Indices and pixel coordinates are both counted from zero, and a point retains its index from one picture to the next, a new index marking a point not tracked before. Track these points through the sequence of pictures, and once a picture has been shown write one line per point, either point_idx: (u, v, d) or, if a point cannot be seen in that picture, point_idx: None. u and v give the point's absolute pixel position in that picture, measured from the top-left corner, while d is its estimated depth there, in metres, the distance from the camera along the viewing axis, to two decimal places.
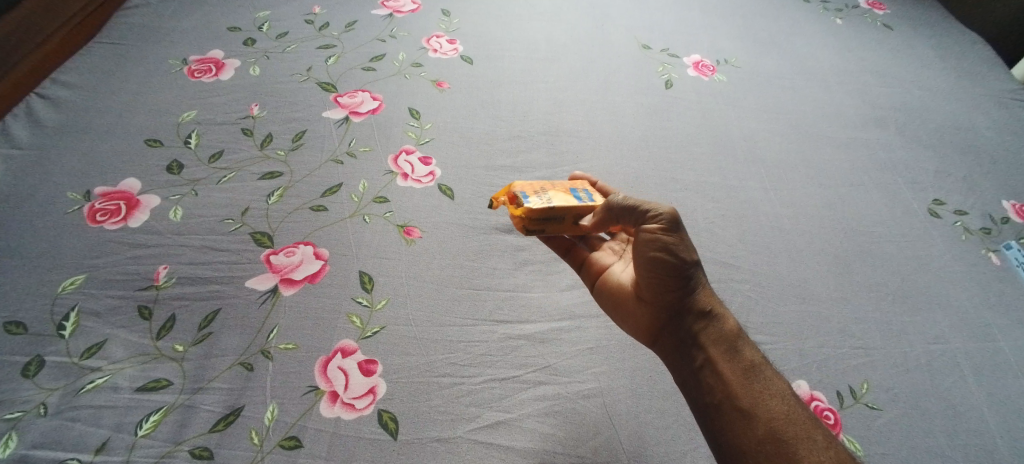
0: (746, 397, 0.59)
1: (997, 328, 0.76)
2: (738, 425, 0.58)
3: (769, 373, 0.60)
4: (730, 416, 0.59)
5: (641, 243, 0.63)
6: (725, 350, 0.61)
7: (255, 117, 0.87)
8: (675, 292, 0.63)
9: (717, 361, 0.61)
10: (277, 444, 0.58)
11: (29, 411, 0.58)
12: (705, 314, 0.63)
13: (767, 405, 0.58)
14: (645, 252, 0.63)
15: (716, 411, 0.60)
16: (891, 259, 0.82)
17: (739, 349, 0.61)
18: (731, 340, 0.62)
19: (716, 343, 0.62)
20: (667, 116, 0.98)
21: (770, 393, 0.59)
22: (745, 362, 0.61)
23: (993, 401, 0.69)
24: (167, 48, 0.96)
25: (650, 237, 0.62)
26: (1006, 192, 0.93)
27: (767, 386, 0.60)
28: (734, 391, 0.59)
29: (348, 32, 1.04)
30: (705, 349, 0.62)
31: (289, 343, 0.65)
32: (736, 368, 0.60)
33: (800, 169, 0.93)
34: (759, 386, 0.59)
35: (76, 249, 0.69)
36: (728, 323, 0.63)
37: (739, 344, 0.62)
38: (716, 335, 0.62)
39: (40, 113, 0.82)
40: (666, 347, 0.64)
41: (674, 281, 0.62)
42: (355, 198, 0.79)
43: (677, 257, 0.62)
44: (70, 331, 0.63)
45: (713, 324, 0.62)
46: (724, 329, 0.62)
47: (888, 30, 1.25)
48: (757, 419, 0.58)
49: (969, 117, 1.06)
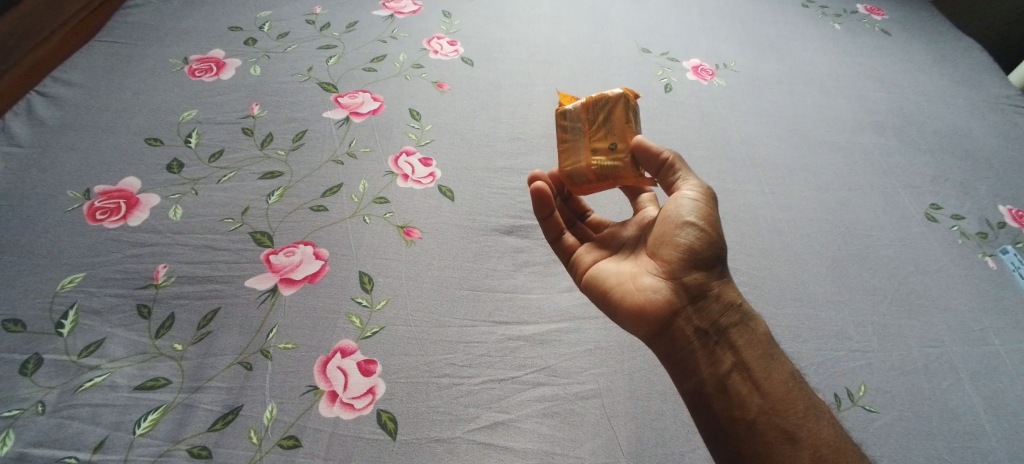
0: (788, 416, 0.59)
1: (994, 332, 0.76)
2: (779, 446, 0.58)
3: (806, 390, 0.61)
4: (769, 433, 0.58)
5: (682, 208, 0.65)
6: (761, 355, 0.62)
7: (256, 116, 0.88)
8: (704, 281, 0.64)
9: (751, 365, 0.61)
10: (277, 444, 0.58)
11: (28, 409, 0.57)
12: (737, 311, 0.63)
13: (813, 427, 0.59)
14: (684, 217, 0.65)
15: (752, 427, 0.59)
16: (889, 263, 0.82)
17: (778, 359, 0.62)
18: (766, 346, 0.63)
19: (751, 346, 0.62)
20: (667, 119, 0.98)
21: (811, 412, 0.60)
22: (785, 375, 0.62)
23: (990, 404, 0.69)
24: (168, 47, 0.96)
25: (694, 205, 0.66)
26: (1003, 197, 0.93)
27: (808, 402, 0.60)
28: (773, 404, 0.59)
29: (349, 32, 1.04)
30: (739, 352, 0.62)
31: (289, 342, 0.65)
32: (772, 377, 0.61)
33: (799, 173, 0.93)
34: (799, 401, 0.60)
35: (76, 247, 0.69)
36: (762, 328, 0.64)
37: (775, 353, 0.63)
38: (749, 338, 0.63)
39: (41, 111, 0.82)
40: (688, 339, 0.62)
41: (709, 258, 0.64)
42: (355, 198, 0.79)
43: (715, 233, 0.65)
44: (69, 329, 0.63)
45: (746, 324, 0.63)
46: (759, 333, 0.63)
47: (886, 35, 1.26)
48: (800, 439, 0.58)
49: (966, 122, 1.07)
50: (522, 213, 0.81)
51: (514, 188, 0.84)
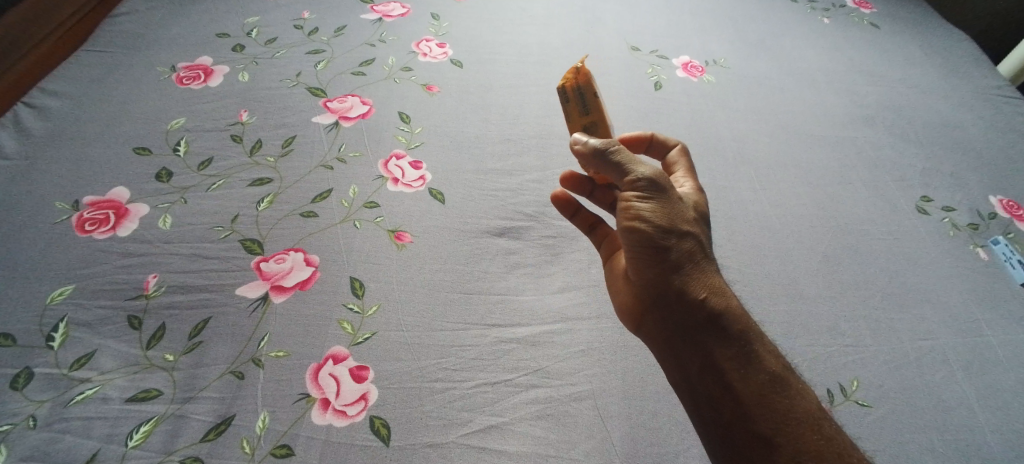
0: (762, 420, 0.56)
1: (986, 323, 0.76)
2: (756, 453, 0.55)
3: (787, 390, 0.57)
4: (743, 436, 0.56)
5: (619, 211, 0.62)
6: (733, 353, 0.58)
7: (244, 123, 0.87)
8: (661, 283, 0.60)
9: (722, 364, 0.58)
10: (270, 453, 0.58)
11: (18, 424, 0.57)
12: (703, 309, 0.59)
13: (790, 433, 0.55)
14: (622, 220, 0.61)
15: (727, 431, 0.57)
16: (880, 257, 0.82)
17: (756, 356, 0.58)
18: (740, 343, 0.58)
19: (723, 344, 0.58)
20: (657, 118, 0.98)
21: (790, 413, 0.56)
22: (763, 373, 0.57)
23: (983, 395, 0.69)
24: (155, 56, 0.96)
25: (626, 204, 0.61)
26: (993, 188, 0.93)
27: (788, 404, 0.57)
28: (748, 407, 0.56)
29: (337, 37, 1.04)
30: (709, 353, 0.58)
31: (281, 350, 0.64)
32: (747, 377, 0.57)
33: (790, 168, 0.93)
34: (777, 403, 0.57)
35: (65, 260, 0.69)
36: (736, 324, 0.59)
37: (752, 349, 0.58)
38: (721, 335, 0.58)
39: (28, 122, 0.82)
40: (659, 340, 0.62)
41: (657, 256, 0.60)
42: (346, 203, 0.79)
43: (658, 226, 0.59)
44: (59, 342, 0.63)
45: (715, 320, 0.59)
46: (730, 328, 0.59)
47: (876, 29, 1.26)
48: (779, 443, 0.55)
49: (956, 114, 1.07)
50: (513, 214, 0.80)
51: (505, 190, 0.83)
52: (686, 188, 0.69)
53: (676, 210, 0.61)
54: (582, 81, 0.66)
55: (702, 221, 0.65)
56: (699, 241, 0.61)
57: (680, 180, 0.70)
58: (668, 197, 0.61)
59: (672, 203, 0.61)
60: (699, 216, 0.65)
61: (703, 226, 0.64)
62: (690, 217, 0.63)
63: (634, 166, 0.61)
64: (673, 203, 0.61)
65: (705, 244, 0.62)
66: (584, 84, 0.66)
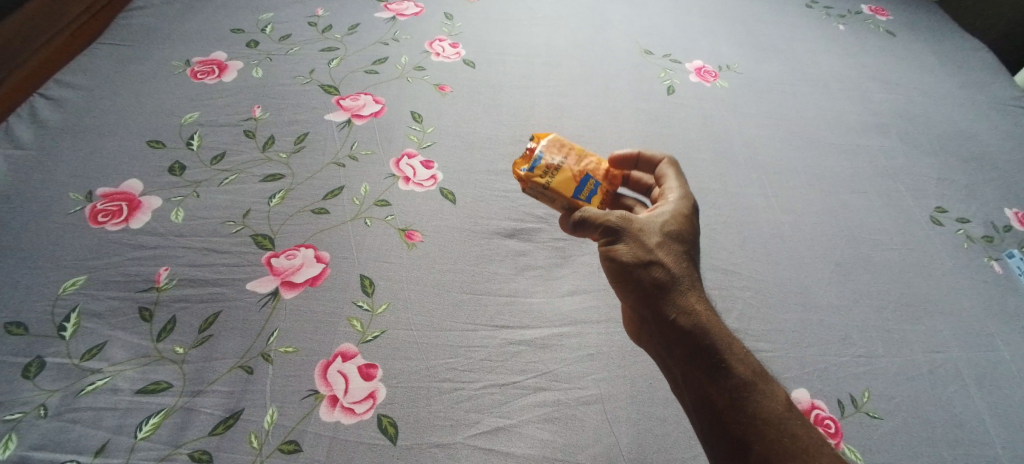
0: (734, 427, 0.55)
1: (999, 338, 0.75)
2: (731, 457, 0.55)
3: (760, 397, 0.56)
4: (720, 443, 0.56)
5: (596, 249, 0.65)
6: (703, 364, 0.57)
7: (257, 118, 0.88)
8: (637, 307, 0.62)
9: (694, 375, 0.57)
10: (277, 448, 0.58)
11: (29, 413, 0.58)
12: (672, 329, 0.58)
13: (764, 439, 0.54)
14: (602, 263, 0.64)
15: (708, 438, 0.57)
16: (893, 267, 0.82)
17: (725, 367, 0.56)
18: (710, 356, 0.57)
19: (693, 358, 0.57)
20: (668, 122, 0.98)
21: (758, 416, 0.55)
22: (731, 380, 0.56)
23: (995, 410, 0.69)
24: (170, 50, 0.96)
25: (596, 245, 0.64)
26: (1009, 201, 0.92)
27: (760, 410, 0.55)
28: (717, 412, 0.56)
29: (350, 35, 1.04)
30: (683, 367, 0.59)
31: (290, 346, 0.64)
32: (718, 385, 0.56)
33: (803, 176, 0.93)
34: (749, 410, 0.55)
35: (78, 250, 0.69)
36: (704, 338, 0.57)
37: (721, 358, 0.56)
38: (690, 350, 0.57)
39: (43, 114, 0.83)
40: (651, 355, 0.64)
41: (630, 284, 0.61)
42: (357, 201, 0.79)
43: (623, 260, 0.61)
44: (71, 332, 0.63)
45: (684, 337, 0.58)
46: (699, 342, 0.57)
47: (891, 37, 1.25)
48: (752, 446, 0.54)
49: (972, 124, 1.06)
50: (523, 216, 0.80)
51: (516, 191, 0.83)
52: (673, 194, 0.67)
53: (638, 238, 0.61)
54: (530, 181, 0.65)
55: (682, 235, 0.63)
56: (669, 261, 0.61)
57: (668, 184, 0.68)
58: (631, 228, 0.62)
59: (636, 233, 0.62)
60: (677, 231, 0.63)
61: (679, 239, 0.62)
62: (660, 238, 0.62)
63: (593, 219, 0.62)
64: (636, 232, 0.62)
65: (678, 261, 0.61)
66: (532, 185, 0.65)
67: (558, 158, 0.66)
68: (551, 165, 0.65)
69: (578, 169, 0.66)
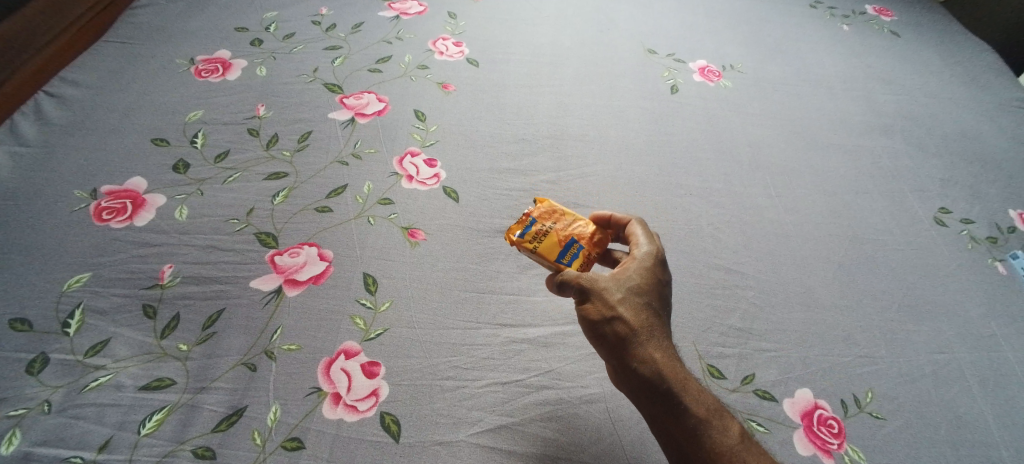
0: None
1: (1003, 338, 0.75)
2: None
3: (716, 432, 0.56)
4: None
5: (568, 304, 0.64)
6: (665, 407, 0.57)
7: (261, 117, 0.88)
8: (605, 357, 0.61)
9: (658, 417, 0.57)
10: (280, 445, 0.58)
11: (33, 409, 0.58)
12: (635, 379, 0.58)
13: None
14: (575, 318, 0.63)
15: None
16: (897, 267, 0.82)
17: (682, 409, 0.56)
18: (669, 400, 0.57)
19: (653, 402, 0.57)
20: (671, 121, 0.98)
21: (718, 452, 0.55)
22: (691, 419, 0.56)
23: (998, 411, 0.68)
24: (174, 48, 0.97)
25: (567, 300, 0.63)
26: (1013, 202, 0.92)
27: (717, 445, 0.55)
28: (680, 450, 0.56)
29: (354, 34, 1.04)
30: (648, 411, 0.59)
31: (293, 344, 0.65)
32: (678, 425, 0.56)
33: (806, 176, 0.92)
34: (707, 448, 0.55)
35: (82, 247, 0.70)
36: (663, 384, 0.57)
37: (681, 400, 0.57)
38: (651, 395, 0.57)
39: (48, 111, 0.83)
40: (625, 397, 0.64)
41: (600, 338, 0.60)
42: (360, 199, 0.79)
43: (588, 317, 0.60)
44: (75, 329, 0.63)
45: (645, 384, 0.57)
46: (657, 388, 0.57)
47: (895, 37, 1.25)
48: None
49: (976, 125, 1.06)
50: None
51: (519, 190, 0.83)
52: (639, 251, 0.64)
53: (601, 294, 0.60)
54: (520, 245, 0.66)
55: (645, 288, 0.62)
56: (632, 315, 0.60)
57: (636, 238, 0.66)
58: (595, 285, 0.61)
59: (600, 290, 0.61)
60: (639, 285, 0.62)
61: (638, 292, 0.61)
62: (624, 294, 0.61)
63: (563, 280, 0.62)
64: (599, 288, 0.61)
65: (639, 313, 0.60)
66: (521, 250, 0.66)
67: (549, 223, 0.66)
68: (541, 230, 0.66)
69: (566, 233, 0.66)
